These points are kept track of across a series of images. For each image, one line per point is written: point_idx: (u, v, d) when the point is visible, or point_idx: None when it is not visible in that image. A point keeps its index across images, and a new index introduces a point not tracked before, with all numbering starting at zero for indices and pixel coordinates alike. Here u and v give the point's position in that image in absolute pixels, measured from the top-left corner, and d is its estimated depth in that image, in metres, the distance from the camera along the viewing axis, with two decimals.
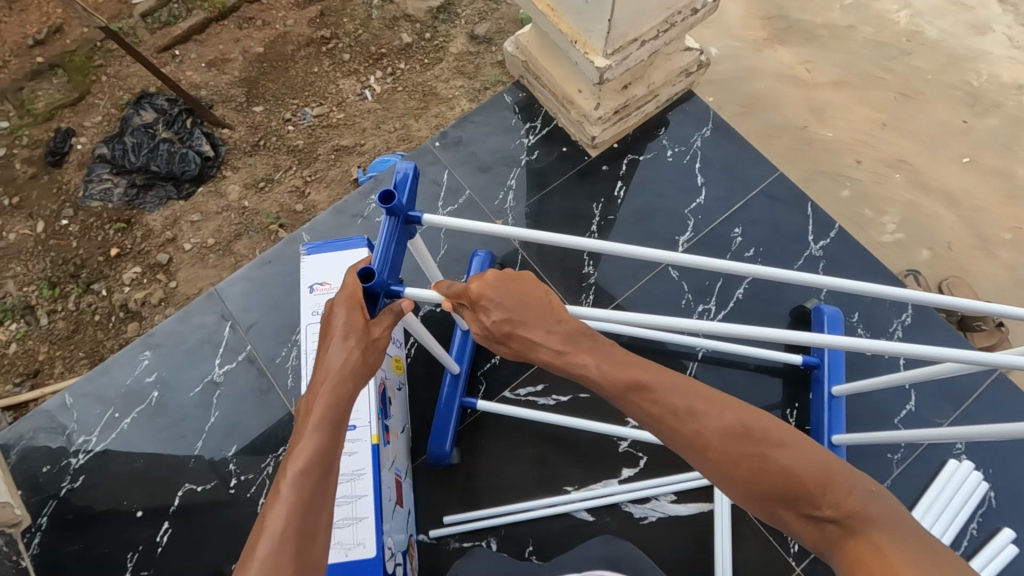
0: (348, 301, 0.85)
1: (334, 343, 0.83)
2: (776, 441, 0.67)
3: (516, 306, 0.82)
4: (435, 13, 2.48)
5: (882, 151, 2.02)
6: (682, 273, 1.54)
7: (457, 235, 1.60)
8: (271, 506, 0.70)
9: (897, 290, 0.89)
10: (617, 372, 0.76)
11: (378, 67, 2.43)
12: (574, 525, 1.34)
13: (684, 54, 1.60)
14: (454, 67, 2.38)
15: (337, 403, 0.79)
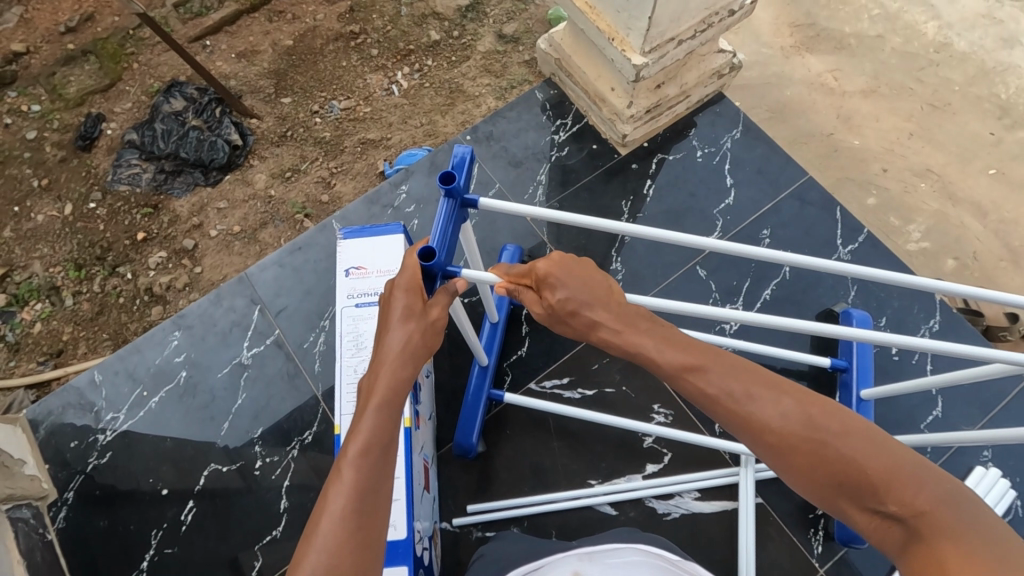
0: (407, 284, 0.88)
1: (392, 327, 0.86)
2: (838, 431, 0.69)
3: (577, 292, 0.85)
4: (463, 12, 2.50)
5: (910, 160, 2.02)
6: (710, 272, 1.54)
7: (487, 227, 1.62)
8: (333, 485, 0.74)
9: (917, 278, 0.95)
10: (678, 354, 0.79)
11: (405, 63, 2.46)
12: (599, 519, 1.34)
13: (718, 55, 1.61)
14: (481, 65, 2.41)
15: (394, 387, 0.82)
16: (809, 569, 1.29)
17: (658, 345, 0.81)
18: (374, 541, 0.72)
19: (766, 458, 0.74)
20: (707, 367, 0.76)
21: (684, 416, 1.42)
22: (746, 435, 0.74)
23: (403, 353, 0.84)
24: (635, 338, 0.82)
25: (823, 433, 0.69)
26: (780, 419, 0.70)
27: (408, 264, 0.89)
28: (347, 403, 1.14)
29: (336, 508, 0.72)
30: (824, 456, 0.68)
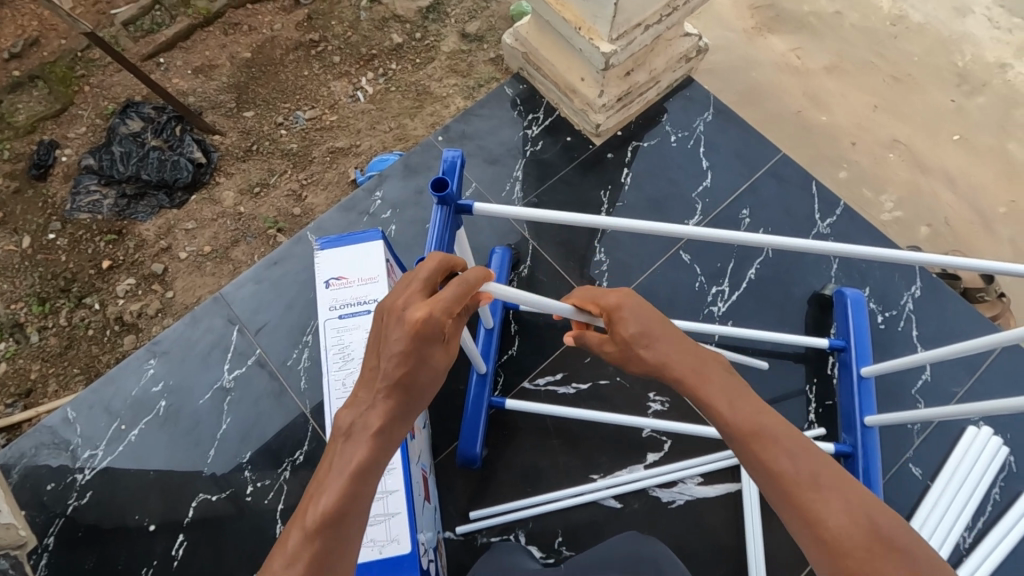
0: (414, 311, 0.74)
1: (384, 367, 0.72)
2: (910, 556, 0.56)
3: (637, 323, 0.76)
4: (424, 13, 2.47)
5: (878, 133, 2.05)
6: (694, 257, 1.54)
7: (467, 228, 1.59)
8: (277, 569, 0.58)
9: (894, 252, 0.97)
10: (744, 412, 0.69)
11: (369, 68, 2.42)
12: (604, 514, 1.32)
13: (684, 40, 1.62)
14: (447, 66, 2.38)
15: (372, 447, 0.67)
16: None
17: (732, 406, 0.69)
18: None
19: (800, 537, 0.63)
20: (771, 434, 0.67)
21: (681, 402, 1.40)
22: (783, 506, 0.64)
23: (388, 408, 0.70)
24: (705, 383, 0.72)
25: (891, 552, 0.57)
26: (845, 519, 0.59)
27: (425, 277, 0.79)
28: None
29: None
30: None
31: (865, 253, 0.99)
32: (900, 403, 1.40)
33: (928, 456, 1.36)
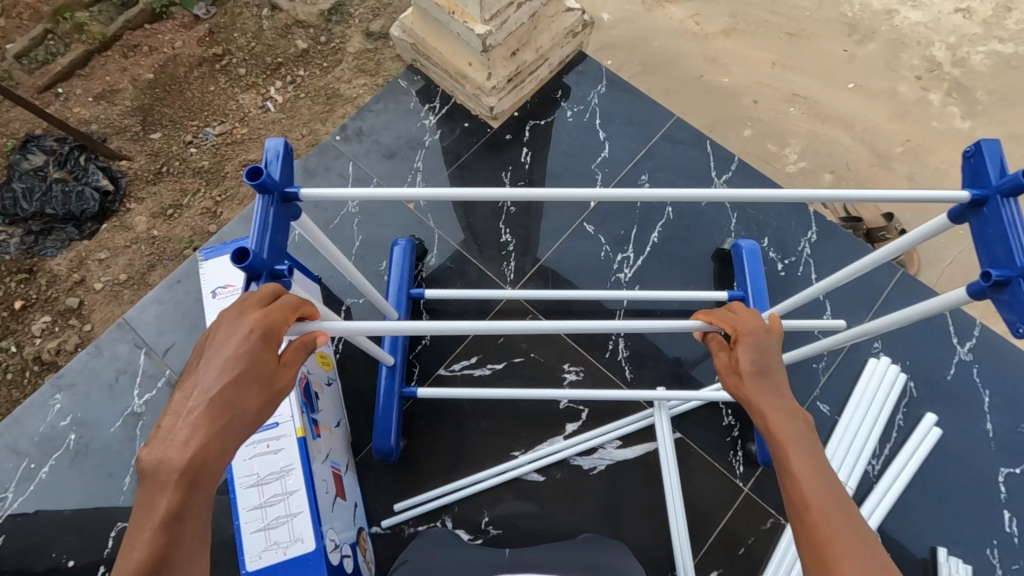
0: (240, 337, 0.64)
1: (197, 398, 0.60)
2: None
3: (755, 356, 0.74)
4: (327, 16, 2.44)
5: (777, 88, 2.10)
6: (598, 227, 1.56)
7: (371, 224, 1.58)
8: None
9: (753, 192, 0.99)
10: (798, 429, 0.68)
11: (276, 77, 2.39)
12: (528, 488, 1.34)
13: (567, 15, 1.63)
14: (354, 66, 2.36)
15: (180, 498, 0.54)
16: (735, 491, 1.32)
17: (764, 371, 0.74)
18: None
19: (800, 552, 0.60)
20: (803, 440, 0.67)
21: (595, 370, 1.42)
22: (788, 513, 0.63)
23: (200, 450, 0.56)
24: (754, 384, 0.73)
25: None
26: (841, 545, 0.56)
27: (263, 296, 0.68)
28: None
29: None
30: None
31: (720, 194, 0.99)
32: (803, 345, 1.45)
33: (836, 392, 1.40)
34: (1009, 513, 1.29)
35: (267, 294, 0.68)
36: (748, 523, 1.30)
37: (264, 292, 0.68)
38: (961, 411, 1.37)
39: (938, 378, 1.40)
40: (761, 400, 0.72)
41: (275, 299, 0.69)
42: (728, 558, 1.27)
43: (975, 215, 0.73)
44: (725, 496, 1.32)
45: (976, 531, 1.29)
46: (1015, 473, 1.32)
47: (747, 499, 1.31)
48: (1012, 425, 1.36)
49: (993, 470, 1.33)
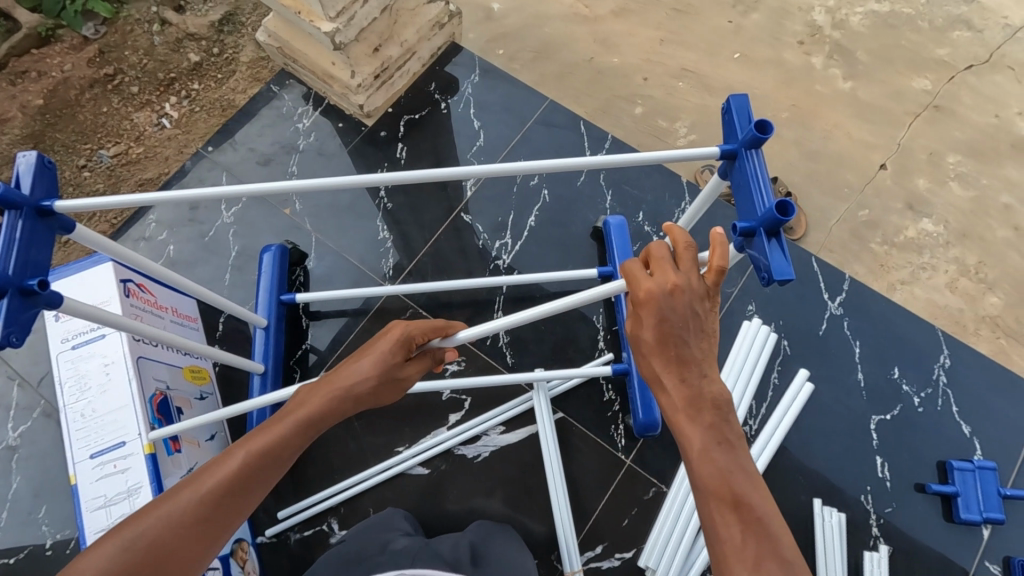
0: (328, 395, 0.80)
1: (258, 441, 0.75)
2: None
3: (651, 321, 0.71)
4: (218, 26, 2.13)
5: (667, 64, 2.08)
6: (475, 216, 1.57)
7: (247, 234, 1.56)
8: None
9: (576, 160, 0.96)
10: (714, 433, 0.69)
11: (170, 93, 2.06)
12: (413, 483, 1.35)
13: (430, 6, 1.63)
14: (249, 76, 2.07)
15: (190, 524, 0.68)
16: (617, 464, 1.34)
17: (706, 449, 0.68)
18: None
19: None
20: (750, 510, 0.64)
21: (476, 358, 1.44)
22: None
23: (233, 481, 0.71)
24: (690, 432, 0.69)
25: None
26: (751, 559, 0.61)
27: (383, 349, 0.84)
28: (81, 450, 1.10)
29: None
30: None
31: (542, 165, 0.97)
32: None
33: (714, 357, 1.42)
34: (881, 459, 1.35)
35: (387, 349, 0.84)
36: (631, 494, 1.32)
37: (393, 342, 0.85)
38: (833, 364, 1.41)
39: (809, 334, 1.43)
40: (679, 414, 0.70)
41: (394, 351, 0.85)
42: (612, 530, 1.30)
43: (733, 168, 0.79)
44: (608, 470, 1.34)
45: (849, 479, 1.33)
46: (885, 419, 1.37)
47: (630, 470, 1.34)
48: (881, 372, 1.41)
49: (864, 418, 1.37)
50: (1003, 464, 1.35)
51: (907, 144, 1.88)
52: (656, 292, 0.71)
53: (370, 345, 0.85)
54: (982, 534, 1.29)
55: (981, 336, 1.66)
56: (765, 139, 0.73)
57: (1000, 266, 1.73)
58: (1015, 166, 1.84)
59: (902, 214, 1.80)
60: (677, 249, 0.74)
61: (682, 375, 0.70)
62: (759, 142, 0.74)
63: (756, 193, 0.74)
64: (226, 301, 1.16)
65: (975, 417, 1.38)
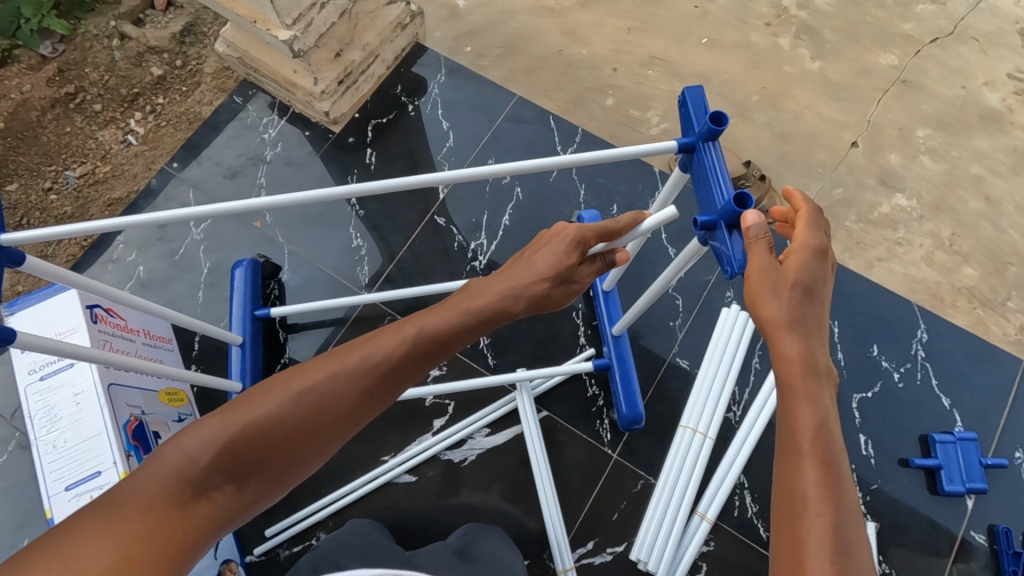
0: (498, 293, 0.83)
1: (426, 326, 0.79)
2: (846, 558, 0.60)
3: (804, 271, 0.72)
4: (179, 37, 2.04)
5: (635, 53, 2.03)
6: (449, 218, 1.55)
7: (218, 249, 1.54)
8: (209, 422, 0.68)
9: (553, 158, 0.94)
10: (817, 391, 0.68)
11: (135, 108, 1.97)
12: (400, 492, 1.33)
13: (390, 8, 1.61)
14: (215, 87, 1.98)
15: (355, 389, 0.74)
16: (604, 459, 1.34)
17: (820, 427, 0.66)
18: (191, 519, 0.65)
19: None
20: (834, 470, 0.64)
21: (458, 361, 1.43)
22: (785, 557, 0.62)
23: (393, 358, 0.76)
24: (805, 398, 0.67)
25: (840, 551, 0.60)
26: (821, 505, 0.62)
27: (561, 251, 0.85)
28: (54, 483, 1.07)
29: (197, 459, 0.66)
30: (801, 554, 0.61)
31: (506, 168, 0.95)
32: (661, 303, 1.46)
33: (695, 345, 1.43)
34: (865, 436, 1.36)
35: (563, 253, 0.85)
36: (619, 488, 1.32)
37: (572, 244, 0.86)
38: None
39: None
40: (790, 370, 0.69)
41: (569, 253, 0.86)
42: (602, 525, 1.30)
43: (693, 161, 0.84)
44: (596, 466, 1.34)
45: None
46: (867, 397, 1.38)
47: (617, 464, 1.34)
48: (860, 350, 1.42)
49: (846, 397, 1.38)
50: (983, 434, 1.36)
51: (876, 121, 1.88)
52: (817, 256, 0.73)
53: (550, 241, 0.87)
54: (966, 505, 1.31)
55: (959, 308, 1.66)
56: (719, 132, 0.79)
57: (974, 236, 1.74)
58: (982, 137, 1.85)
59: (875, 190, 1.80)
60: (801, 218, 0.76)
61: (805, 331, 0.70)
62: (715, 135, 0.80)
63: (715, 182, 0.80)
64: (204, 324, 1.14)
65: (955, 389, 1.39)
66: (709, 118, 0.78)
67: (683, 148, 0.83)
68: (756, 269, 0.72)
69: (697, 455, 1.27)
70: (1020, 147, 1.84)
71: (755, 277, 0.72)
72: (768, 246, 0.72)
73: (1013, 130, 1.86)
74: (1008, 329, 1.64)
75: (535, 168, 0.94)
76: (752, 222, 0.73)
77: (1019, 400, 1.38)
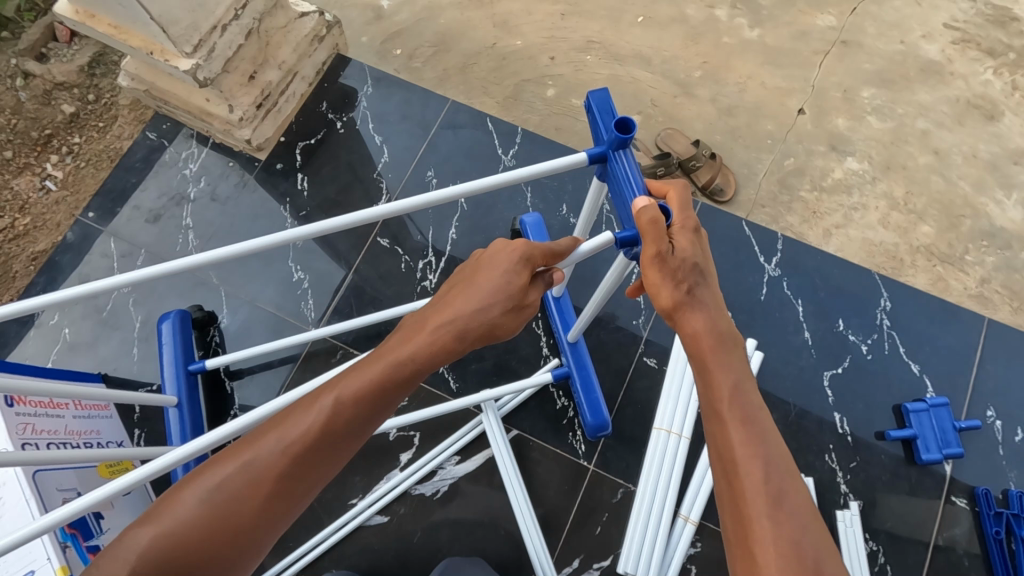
0: (432, 334, 0.72)
1: (352, 386, 0.69)
2: (780, 504, 0.63)
3: (694, 255, 0.76)
4: (89, 68, 1.80)
5: (571, 38, 1.94)
6: (392, 239, 1.48)
7: (149, 299, 1.44)
8: (130, 534, 0.60)
9: (489, 179, 0.87)
10: (725, 352, 0.74)
11: (48, 150, 1.72)
12: (373, 534, 1.27)
13: (303, 20, 1.51)
14: (135, 118, 1.75)
15: (279, 474, 0.64)
16: (582, 472, 1.30)
17: (736, 389, 0.71)
18: None
19: (735, 558, 0.64)
20: (754, 427, 0.68)
21: (418, 390, 1.36)
22: (731, 519, 0.65)
23: (318, 432, 0.66)
24: (718, 365, 0.73)
25: (774, 499, 0.63)
26: (748, 457, 0.65)
27: (506, 274, 0.75)
28: None
29: None
30: (742, 507, 0.63)
31: (435, 197, 0.86)
32: (621, 303, 1.42)
33: (660, 342, 1.39)
34: (840, 414, 1.34)
35: (501, 287, 0.74)
36: (598, 500, 1.28)
37: (516, 274, 0.75)
38: (779, 327, 1.40)
39: (747, 301, 1.42)
40: (702, 345, 0.74)
41: (513, 286, 0.75)
42: (586, 542, 1.26)
43: (607, 169, 0.86)
44: (573, 480, 1.30)
45: (812, 440, 1.32)
46: (837, 373, 1.37)
47: (594, 476, 1.30)
48: (826, 326, 1.40)
49: (817, 376, 1.36)
50: (955, 397, 1.35)
51: (820, 84, 1.85)
52: (698, 235, 0.78)
53: (489, 266, 0.76)
54: (944, 470, 1.30)
55: (919, 267, 1.65)
56: (629, 138, 0.81)
57: (927, 193, 1.73)
58: (925, 90, 1.83)
59: (826, 156, 1.78)
60: (675, 204, 0.80)
61: (706, 308, 0.75)
62: (625, 143, 0.82)
63: (627, 189, 0.82)
64: (136, 394, 1.04)
65: (923, 355, 1.38)
66: (617, 126, 0.80)
67: (595, 157, 0.84)
68: (648, 252, 0.74)
69: (675, 456, 1.24)
70: (963, 96, 1.82)
71: (648, 259, 0.75)
72: (660, 228, 0.74)
73: (954, 80, 1.84)
74: (969, 283, 1.63)
75: (468, 192, 0.87)
76: (642, 208, 0.76)
77: (985, 357, 1.38)
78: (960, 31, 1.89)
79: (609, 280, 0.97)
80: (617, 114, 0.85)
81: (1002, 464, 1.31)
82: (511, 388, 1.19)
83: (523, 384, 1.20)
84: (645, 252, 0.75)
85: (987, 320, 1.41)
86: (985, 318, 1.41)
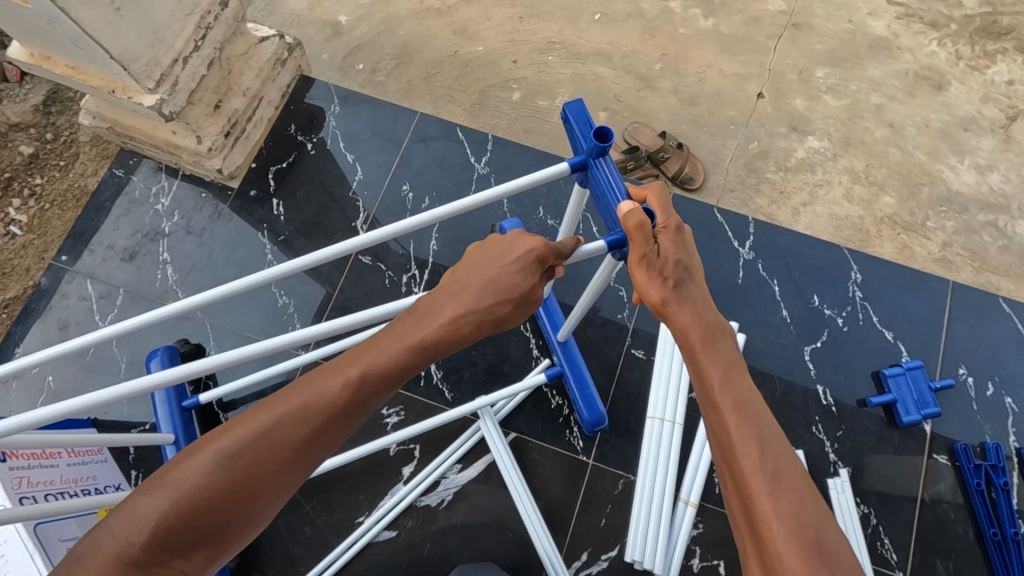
0: (451, 319, 0.72)
1: (369, 364, 0.70)
2: (779, 485, 0.66)
3: (680, 256, 0.79)
4: (44, 107, 1.76)
5: (532, 40, 1.96)
6: (375, 255, 1.49)
7: (131, 338, 1.43)
8: (142, 499, 0.63)
9: (469, 198, 0.91)
10: (711, 342, 0.77)
11: (8, 194, 1.66)
12: (382, 550, 1.28)
13: (263, 45, 1.51)
14: (98, 154, 1.71)
15: (293, 439, 0.67)
16: (581, 467, 1.33)
17: (727, 377, 0.74)
18: None
19: (744, 535, 0.67)
20: (745, 411, 0.71)
21: (415, 403, 1.37)
22: (738, 501, 0.68)
23: (332, 404, 0.68)
24: (706, 354, 0.76)
25: (773, 477, 0.66)
26: (745, 441, 0.69)
27: (518, 258, 0.75)
28: None
29: (133, 540, 0.61)
30: (745, 488, 0.67)
31: (418, 220, 0.89)
32: (605, 298, 1.46)
33: (646, 334, 1.43)
34: (822, 386, 1.39)
35: (519, 267, 0.75)
36: (600, 493, 1.31)
37: (531, 257, 0.76)
38: (757, 308, 1.45)
39: (726, 286, 1.46)
40: (693, 336, 0.77)
41: (527, 268, 0.75)
42: (592, 534, 1.29)
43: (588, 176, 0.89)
44: (573, 477, 1.33)
45: (799, 413, 1.37)
46: (817, 347, 1.42)
47: (594, 469, 1.33)
48: (802, 304, 1.45)
49: (798, 352, 1.42)
50: (928, 359, 1.42)
51: (776, 68, 1.90)
52: (680, 232, 0.81)
53: (507, 251, 0.76)
54: (924, 429, 1.36)
55: (885, 237, 1.72)
56: (608, 145, 0.85)
57: (885, 164, 1.79)
58: (876, 66, 1.90)
59: (788, 137, 1.83)
60: (658, 206, 0.82)
61: (693, 303, 0.78)
62: (603, 150, 0.85)
63: (609, 195, 0.85)
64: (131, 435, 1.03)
65: (896, 321, 1.44)
66: (596, 136, 0.84)
67: (577, 166, 0.87)
68: (635, 255, 0.78)
69: (670, 442, 1.27)
70: (911, 69, 1.89)
71: (635, 262, 0.78)
72: (646, 232, 0.78)
73: (902, 54, 1.91)
74: (932, 248, 1.70)
75: (448, 212, 0.90)
76: (627, 213, 0.79)
77: (953, 318, 1.45)
78: (903, 7, 1.96)
79: (597, 279, 1.00)
80: (593, 124, 0.89)
81: (977, 419, 1.38)
82: (508, 390, 1.22)
83: (518, 387, 1.22)
84: (632, 255, 0.79)
85: (952, 283, 1.48)
86: (950, 282, 1.48)
